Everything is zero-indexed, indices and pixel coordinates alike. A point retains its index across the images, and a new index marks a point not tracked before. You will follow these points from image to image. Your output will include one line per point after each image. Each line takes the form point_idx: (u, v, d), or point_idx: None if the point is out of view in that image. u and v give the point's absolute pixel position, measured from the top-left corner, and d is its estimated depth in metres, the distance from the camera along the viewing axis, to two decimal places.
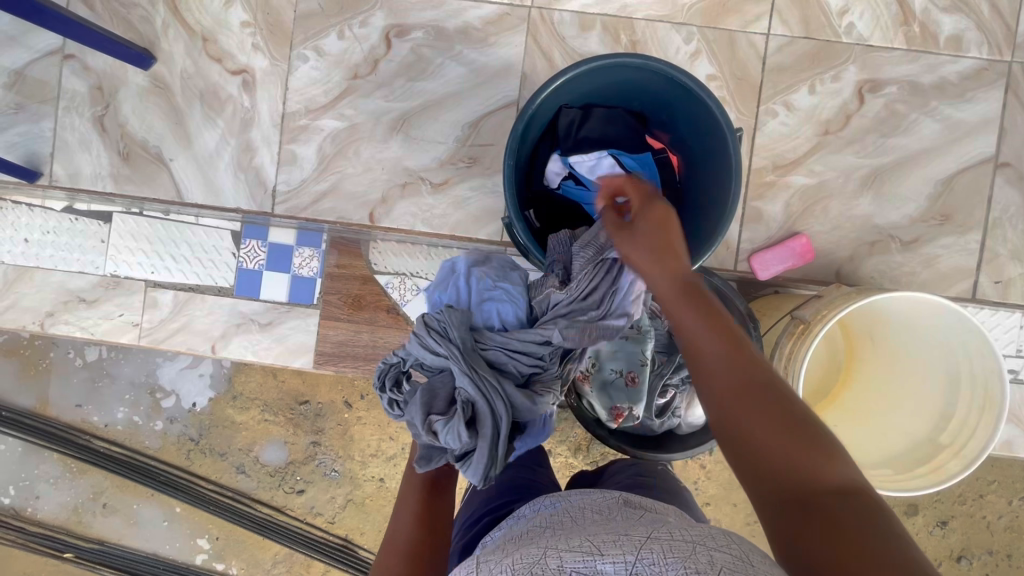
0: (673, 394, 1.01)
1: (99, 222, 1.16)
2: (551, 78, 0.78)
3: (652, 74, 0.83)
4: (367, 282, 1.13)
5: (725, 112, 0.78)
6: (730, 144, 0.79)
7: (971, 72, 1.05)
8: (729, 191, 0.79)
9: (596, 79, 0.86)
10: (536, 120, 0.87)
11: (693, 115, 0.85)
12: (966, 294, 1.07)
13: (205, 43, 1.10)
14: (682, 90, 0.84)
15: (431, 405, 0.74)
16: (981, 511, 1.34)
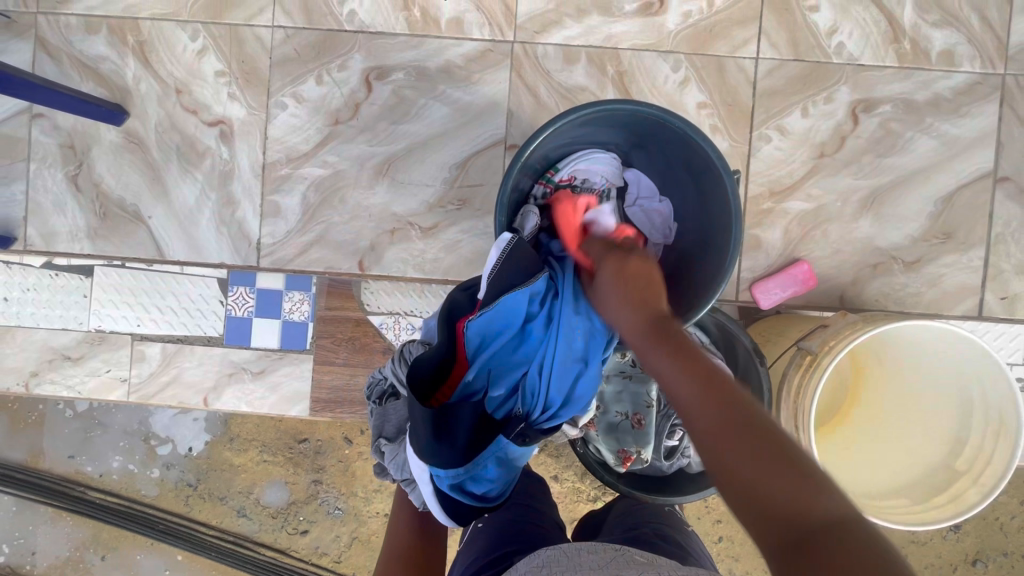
0: (682, 434, 0.97)
1: (81, 276, 1.12)
2: (539, 130, 0.76)
3: (639, 120, 0.81)
4: (360, 324, 1.10)
5: (718, 154, 0.75)
6: (727, 185, 0.76)
7: (965, 86, 1.03)
8: (727, 238, 0.77)
9: (583, 126, 0.83)
10: (526, 169, 0.84)
11: (683, 159, 0.82)
12: (972, 312, 1.05)
13: (180, 94, 1.06)
14: (673, 134, 0.80)
15: (382, 428, 0.83)
16: (995, 514, 1.32)
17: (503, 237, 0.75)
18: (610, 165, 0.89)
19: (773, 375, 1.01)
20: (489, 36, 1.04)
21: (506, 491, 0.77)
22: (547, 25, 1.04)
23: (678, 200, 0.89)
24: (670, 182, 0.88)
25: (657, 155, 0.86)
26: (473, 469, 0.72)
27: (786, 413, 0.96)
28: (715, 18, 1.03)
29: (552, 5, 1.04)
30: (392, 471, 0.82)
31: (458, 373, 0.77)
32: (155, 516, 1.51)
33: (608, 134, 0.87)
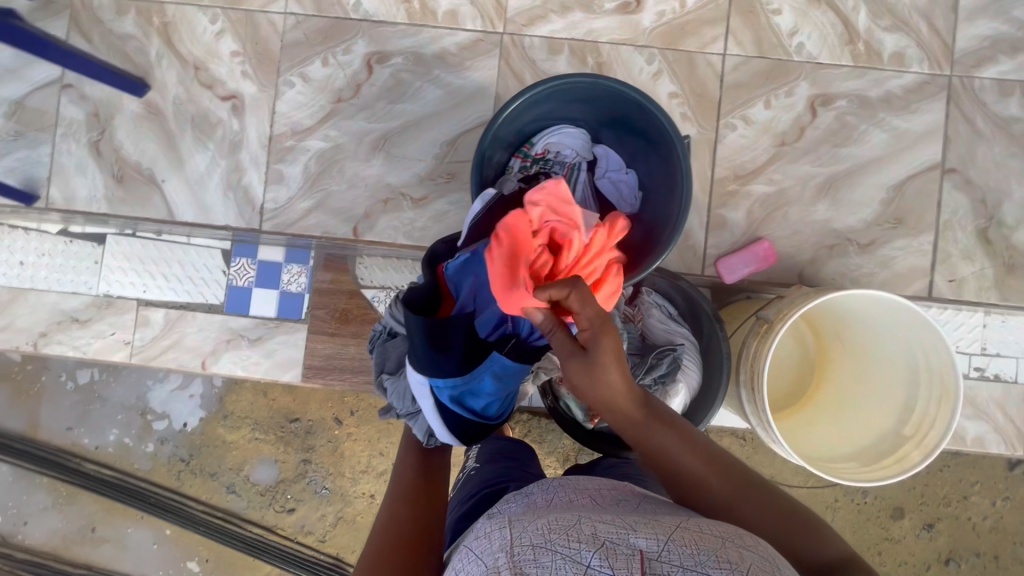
0: (646, 394, 1.04)
1: (93, 244, 1.21)
2: (514, 97, 0.85)
3: (602, 94, 0.90)
4: (354, 296, 1.17)
5: (669, 120, 0.84)
6: (678, 149, 0.85)
7: (914, 85, 1.13)
8: (681, 198, 0.86)
9: (553, 100, 0.92)
10: (502, 141, 0.93)
11: (642, 129, 0.92)
12: (922, 293, 1.13)
13: (197, 71, 1.16)
14: (634, 108, 0.90)
15: (384, 365, 0.90)
16: (967, 513, 1.36)
17: (488, 192, 0.84)
18: (580, 140, 0.98)
19: (735, 343, 1.09)
20: (481, 27, 1.15)
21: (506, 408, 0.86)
22: (534, 19, 1.15)
23: (641, 170, 0.98)
24: (634, 156, 0.98)
25: (621, 129, 0.96)
26: (470, 383, 0.79)
27: (744, 376, 1.03)
28: (686, 17, 1.14)
29: (539, 2, 1.15)
30: (394, 403, 0.88)
31: (446, 307, 0.83)
32: (147, 489, 1.57)
33: (578, 113, 0.97)
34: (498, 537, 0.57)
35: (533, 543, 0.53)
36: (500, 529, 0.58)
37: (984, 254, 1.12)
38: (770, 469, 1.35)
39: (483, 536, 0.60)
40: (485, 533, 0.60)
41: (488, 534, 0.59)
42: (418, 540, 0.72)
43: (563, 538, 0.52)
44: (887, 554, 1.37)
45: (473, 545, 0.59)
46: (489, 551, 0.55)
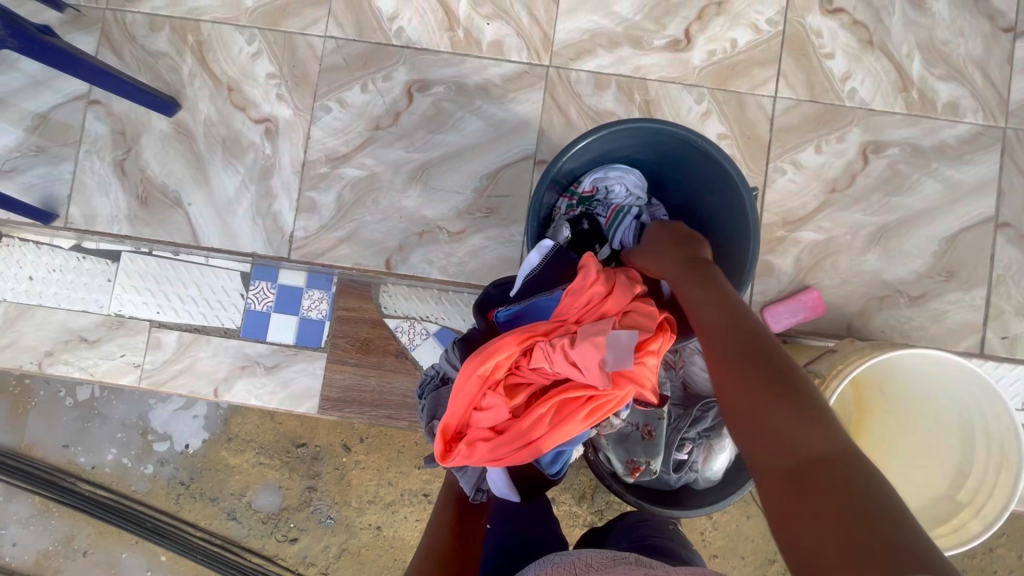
0: (690, 449, 0.99)
1: (107, 261, 1.15)
2: (576, 140, 0.81)
3: (666, 138, 0.86)
4: (377, 326, 1.12)
5: (739, 171, 0.80)
6: (746, 201, 0.81)
7: (968, 136, 1.10)
8: (747, 254, 0.82)
9: (612, 143, 0.88)
10: (558, 181, 0.89)
11: (705, 176, 0.88)
12: (973, 349, 1.08)
13: (231, 92, 1.12)
14: (698, 155, 0.86)
15: (436, 414, 0.80)
16: (992, 566, 1.31)
17: (546, 243, 0.78)
18: (635, 182, 0.94)
19: None
20: (527, 60, 1.12)
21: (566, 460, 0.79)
22: (581, 53, 1.12)
23: (698, 219, 0.94)
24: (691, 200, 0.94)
25: (680, 174, 0.92)
26: None
27: None
28: (738, 57, 1.11)
29: (586, 36, 1.12)
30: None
31: None
32: (144, 513, 1.50)
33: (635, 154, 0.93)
34: None
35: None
36: None
37: None
38: None
39: None
40: None
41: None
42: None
43: None
44: None
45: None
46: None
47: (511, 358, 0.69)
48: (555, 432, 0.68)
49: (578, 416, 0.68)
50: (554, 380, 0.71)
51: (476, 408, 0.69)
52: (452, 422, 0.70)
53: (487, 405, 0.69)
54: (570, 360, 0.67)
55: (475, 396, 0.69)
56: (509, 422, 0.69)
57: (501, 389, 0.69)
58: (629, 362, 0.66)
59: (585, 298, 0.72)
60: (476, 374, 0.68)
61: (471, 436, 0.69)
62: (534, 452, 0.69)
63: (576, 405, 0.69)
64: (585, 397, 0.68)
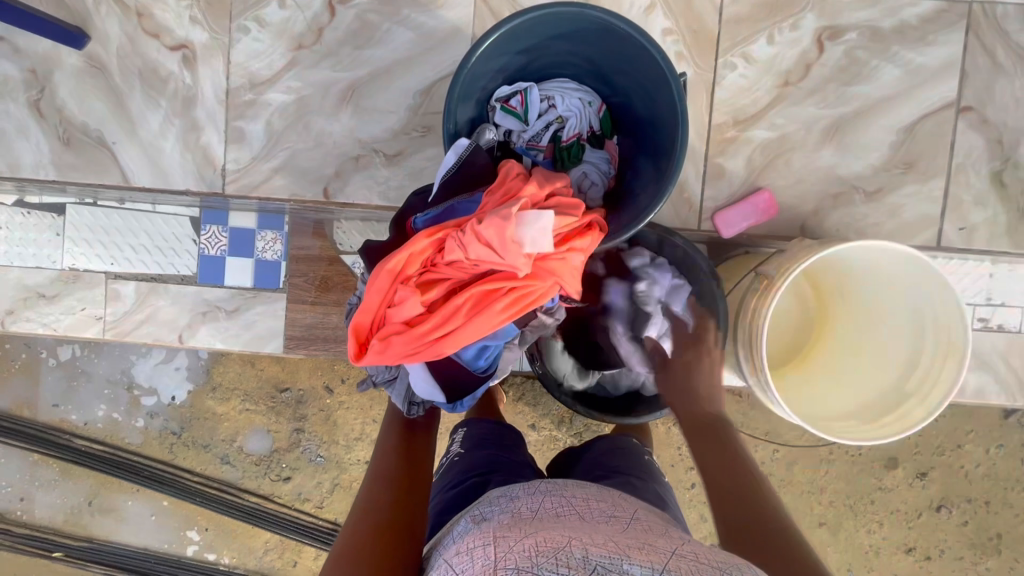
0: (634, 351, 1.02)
1: (52, 214, 1.13)
2: (487, 32, 0.78)
3: (588, 30, 0.82)
4: (334, 263, 1.12)
5: (664, 55, 0.77)
6: (674, 88, 0.78)
7: (931, 14, 1.03)
8: (676, 143, 0.80)
9: (533, 39, 0.84)
10: (478, 87, 0.86)
11: (632, 68, 0.84)
12: (930, 243, 1.06)
13: (141, 19, 1.05)
14: (623, 46, 0.82)
15: None
16: (961, 461, 1.30)
17: (462, 142, 0.74)
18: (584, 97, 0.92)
19: (731, 302, 1.04)
20: None
21: (496, 358, 0.78)
22: None
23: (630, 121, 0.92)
24: (624, 100, 0.91)
25: (609, 71, 0.88)
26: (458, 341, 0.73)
27: (742, 336, 0.98)
28: None
29: None
30: (371, 372, 0.84)
31: None
32: (141, 462, 1.54)
33: (562, 55, 0.89)
34: (479, 556, 0.51)
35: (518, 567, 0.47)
36: (484, 548, 0.52)
37: (997, 199, 1.05)
38: (765, 424, 1.30)
39: (465, 554, 0.53)
40: (468, 548, 0.54)
41: (472, 549, 0.53)
42: (397, 526, 0.66)
43: (548, 561, 0.46)
44: (880, 505, 1.32)
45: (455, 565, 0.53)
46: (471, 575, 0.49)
47: (423, 254, 0.69)
48: (471, 323, 0.68)
49: (496, 306, 0.68)
50: (472, 275, 0.70)
51: (389, 305, 0.69)
52: (365, 320, 0.70)
53: (400, 300, 0.68)
54: (482, 246, 0.66)
55: (387, 292, 0.68)
56: (422, 316, 0.69)
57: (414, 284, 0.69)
58: (546, 244, 0.65)
59: (502, 191, 0.70)
60: (385, 268, 0.67)
61: (384, 330, 0.69)
62: (450, 346, 0.69)
63: (497, 297, 0.68)
64: (507, 289, 0.68)
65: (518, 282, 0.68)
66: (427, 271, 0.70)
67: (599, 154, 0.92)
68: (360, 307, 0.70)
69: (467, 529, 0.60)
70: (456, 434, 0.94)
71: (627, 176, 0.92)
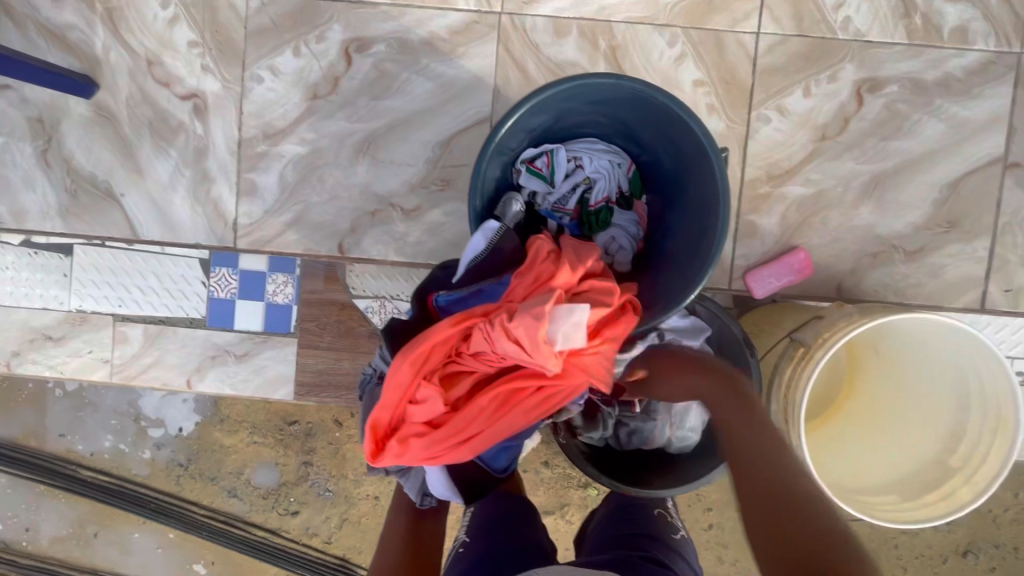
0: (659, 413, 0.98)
1: (60, 255, 1.08)
2: (517, 104, 0.73)
3: (622, 97, 0.78)
4: (345, 308, 1.06)
5: (705, 129, 0.72)
6: (714, 162, 0.73)
7: (977, 66, 0.97)
8: (716, 219, 0.75)
9: (563, 106, 0.79)
10: (504, 153, 0.80)
11: (666, 135, 0.79)
12: (973, 305, 1.01)
13: (151, 67, 1.01)
14: (659, 114, 0.77)
15: None
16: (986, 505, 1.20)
17: (490, 225, 0.70)
18: (613, 159, 0.87)
19: (765, 366, 0.97)
20: (475, 7, 0.99)
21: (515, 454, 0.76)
22: None
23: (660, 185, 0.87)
24: (656, 163, 0.86)
25: (642, 135, 0.83)
26: None
27: (776, 407, 0.92)
28: None
29: None
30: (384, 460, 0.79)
31: None
32: (147, 495, 1.50)
33: (592, 117, 0.84)
34: None
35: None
36: None
37: None
38: None
39: None
40: None
41: None
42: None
43: None
44: (903, 550, 1.22)
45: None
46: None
47: (448, 344, 0.64)
48: (494, 425, 0.65)
49: (523, 407, 0.65)
50: (498, 370, 0.66)
51: (410, 401, 0.64)
52: (384, 417, 0.64)
53: (422, 398, 0.64)
54: (511, 343, 0.61)
55: (408, 387, 0.63)
56: (445, 415, 0.64)
57: (436, 380, 0.64)
58: (580, 340, 0.61)
59: (532, 277, 0.65)
60: (407, 363, 0.62)
61: (403, 432, 0.65)
62: (473, 448, 0.66)
63: (524, 395, 0.65)
64: (534, 388, 0.65)
65: (546, 382, 0.65)
66: (451, 363, 0.66)
67: (627, 217, 0.88)
68: (378, 402, 0.65)
69: None
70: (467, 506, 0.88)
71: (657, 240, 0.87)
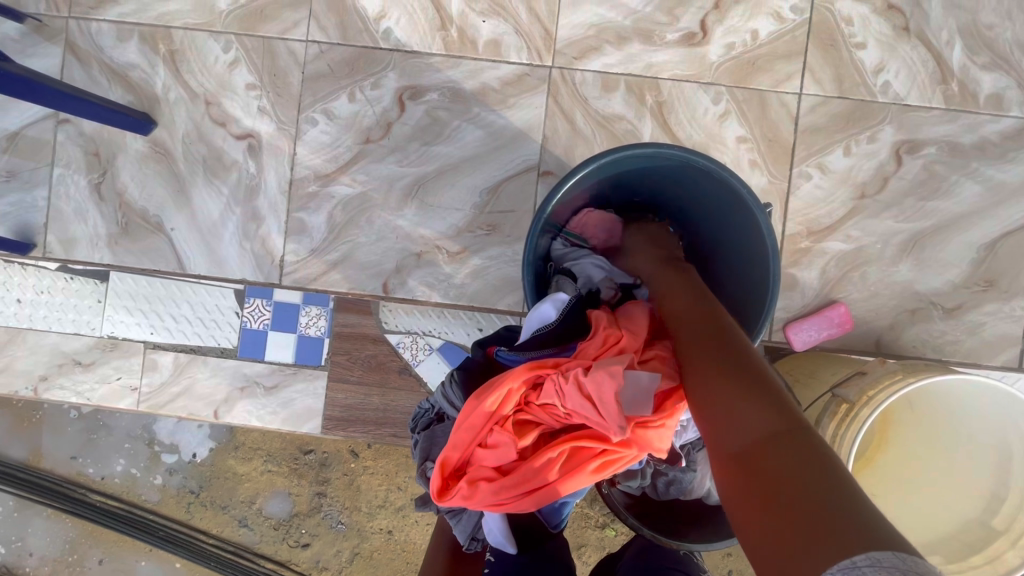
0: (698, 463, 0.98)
1: (94, 281, 1.08)
2: (560, 182, 0.72)
3: (660, 161, 0.76)
4: (378, 342, 1.06)
5: (751, 189, 0.71)
6: (760, 220, 0.73)
7: (1013, 131, 1.00)
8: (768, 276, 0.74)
9: (602, 175, 0.79)
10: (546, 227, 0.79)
11: (708, 189, 0.78)
12: (1011, 363, 1.02)
13: (209, 106, 1.04)
14: (701, 172, 0.76)
15: (430, 453, 0.73)
16: None
17: (561, 295, 0.71)
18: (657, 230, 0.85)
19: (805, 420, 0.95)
20: (527, 60, 1.02)
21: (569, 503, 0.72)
22: (586, 51, 1.02)
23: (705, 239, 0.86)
24: (697, 214, 0.85)
25: (682, 188, 0.82)
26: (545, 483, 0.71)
27: None
28: (759, 50, 1.01)
29: (592, 32, 1.02)
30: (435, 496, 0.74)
31: None
32: (156, 523, 1.44)
33: (630, 177, 0.83)
34: None
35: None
36: None
37: None
38: None
39: None
40: None
41: None
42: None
43: None
44: None
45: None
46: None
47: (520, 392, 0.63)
48: (562, 480, 0.62)
49: (587, 468, 0.62)
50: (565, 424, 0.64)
51: (480, 444, 0.63)
52: (453, 456, 0.64)
53: (492, 443, 0.63)
54: (583, 396, 0.61)
55: (480, 430, 0.63)
56: (513, 463, 0.63)
57: (508, 427, 0.63)
58: (646, 409, 0.61)
59: (604, 340, 0.66)
60: (482, 407, 0.62)
61: (471, 474, 0.63)
62: (536, 501, 0.62)
63: (589, 453, 0.63)
64: (599, 450, 0.62)
65: (612, 446, 0.62)
66: (521, 411, 0.65)
67: None
68: (448, 441, 0.64)
69: None
70: None
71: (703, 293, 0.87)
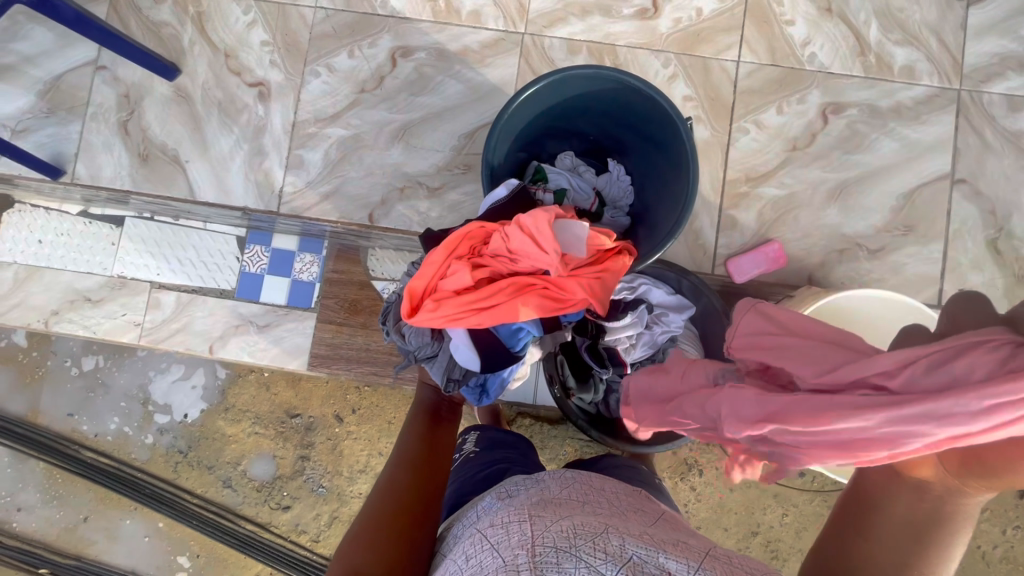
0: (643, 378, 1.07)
1: (111, 226, 1.23)
2: (517, 91, 0.87)
3: (604, 86, 0.93)
4: (364, 288, 1.18)
5: (672, 101, 0.86)
6: (682, 129, 0.87)
7: (924, 97, 1.15)
8: (688, 176, 0.88)
9: (556, 99, 0.95)
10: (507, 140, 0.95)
11: (644, 114, 0.94)
12: (931, 301, 1.12)
13: (227, 58, 1.20)
14: (636, 96, 0.92)
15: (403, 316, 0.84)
16: (976, 542, 1.19)
17: (514, 179, 0.83)
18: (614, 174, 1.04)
19: None
20: (503, 27, 1.19)
21: (529, 341, 0.80)
22: (554, 21, 1.18)
23: (641, 165, 1.03)
24: (641, 141, 0.99)
25: (626, 118, 0.98)
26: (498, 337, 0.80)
27: None
28: (703, 25, 1.17)
29: (560, 5, 1.19)
30: (411, 346, 0.82)
31: None
32: (144, 480, 1.40)
33: (583, 107, 0.99)
34: (515, 530, 0.55)
35: (557, 545, 0.51)
36: (520, 523, 0.56)
37: (994, 264, 1.12)
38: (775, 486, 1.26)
39: (501, 524, 0.58)
40: (503, 523, 0.58)
41: (507, 524, 0.57)
42: (409, 510, 0.68)
43: (588, 547, 0.50)
44: None
45: (490, 529, 0.58)
46: (508, 546, 0.53)
47: (475, 235, 0.76)
48: (512, 304, 0.73)
49: (532, 297, 0.73)
50: (513, 269, 0.75)
51: (442, 277, 0.74)
52: (419, 285, 0.74)
53: (451, 273, 0.74)
54: (525, 235, 0.72)
55: (442, 264, 0.74)
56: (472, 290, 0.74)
57: (466, 262, 0.74)
58: (579, 251, 0.74)
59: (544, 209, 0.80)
60: (443, 244, 0.74)
61: (436, 296, 0.73)
62: (491, 319, 0.73)
63: (534, 289, 0.74)
64: (541, 286, 0.74)
65: (553, 282, 0.75)
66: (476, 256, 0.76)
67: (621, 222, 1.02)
68: (415, 275, 0.75)
69: (495, 507, 0.63)
70: (467, 434, 0.97)
71: (646, 209, 1.00)
